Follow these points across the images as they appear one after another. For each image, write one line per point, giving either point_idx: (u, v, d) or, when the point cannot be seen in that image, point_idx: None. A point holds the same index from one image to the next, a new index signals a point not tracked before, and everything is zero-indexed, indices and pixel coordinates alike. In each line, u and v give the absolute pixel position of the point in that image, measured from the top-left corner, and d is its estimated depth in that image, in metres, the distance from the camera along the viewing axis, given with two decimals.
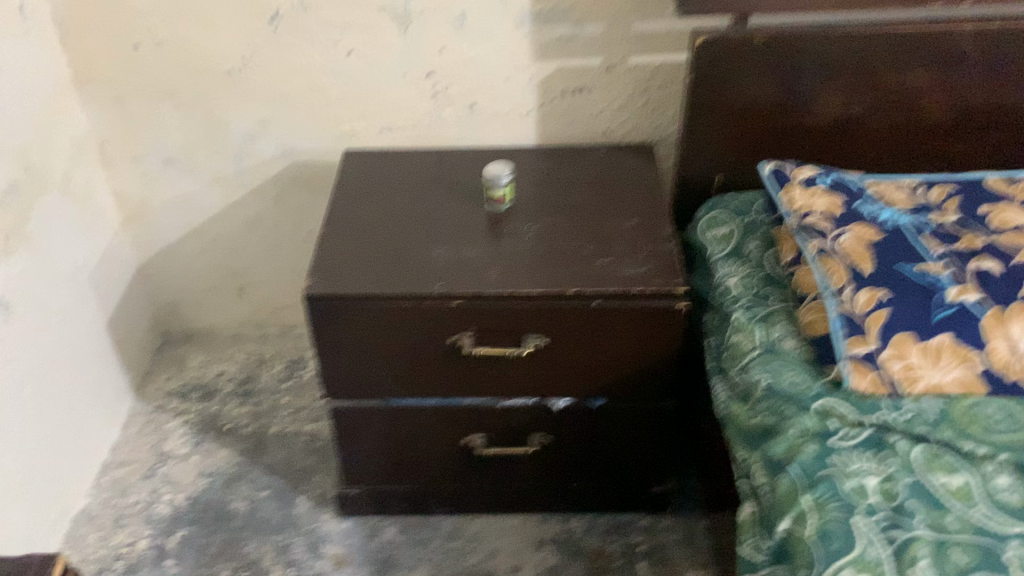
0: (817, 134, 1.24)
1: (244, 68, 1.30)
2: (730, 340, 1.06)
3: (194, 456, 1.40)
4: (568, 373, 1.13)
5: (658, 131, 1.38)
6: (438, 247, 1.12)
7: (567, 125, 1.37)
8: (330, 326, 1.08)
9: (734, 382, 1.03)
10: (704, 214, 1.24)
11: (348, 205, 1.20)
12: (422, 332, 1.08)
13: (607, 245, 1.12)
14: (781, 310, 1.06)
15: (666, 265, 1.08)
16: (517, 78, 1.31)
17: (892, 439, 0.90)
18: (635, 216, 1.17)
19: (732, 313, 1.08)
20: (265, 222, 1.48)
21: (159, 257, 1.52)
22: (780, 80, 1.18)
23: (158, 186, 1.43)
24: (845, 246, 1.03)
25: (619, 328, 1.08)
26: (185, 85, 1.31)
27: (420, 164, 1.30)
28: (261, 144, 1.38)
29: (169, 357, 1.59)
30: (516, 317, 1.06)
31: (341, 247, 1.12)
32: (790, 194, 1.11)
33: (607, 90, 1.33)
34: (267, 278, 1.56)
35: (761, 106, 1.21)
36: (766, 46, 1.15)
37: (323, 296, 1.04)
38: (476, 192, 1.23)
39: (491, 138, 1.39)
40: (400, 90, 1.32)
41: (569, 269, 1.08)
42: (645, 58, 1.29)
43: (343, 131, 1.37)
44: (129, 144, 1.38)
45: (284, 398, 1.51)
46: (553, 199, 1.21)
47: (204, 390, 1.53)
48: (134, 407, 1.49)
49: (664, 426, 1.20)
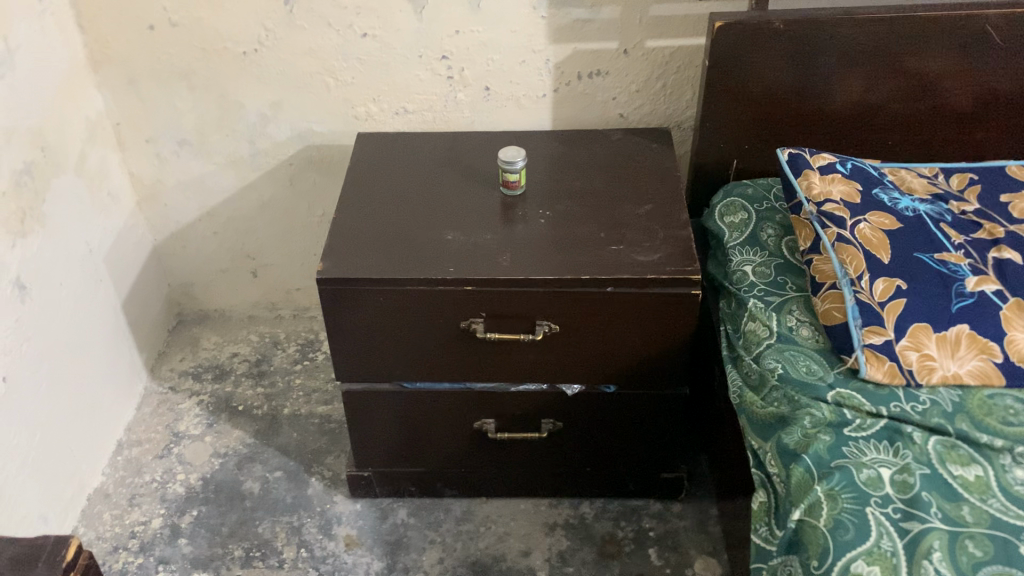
0: (835, 122, 1.23)
1: (258, 49, 1.29)
2: (745, 328, 1.06)
3: (208, 436, 1.41)
4: (581, 359, 1.12)
5: (674, 115, 1.37)
6: (450, 232, 1.11)
7: (581, 109, 1.36)
8: (343, 310, 1.08)
9: (748, 371, 1.03)
10: (720, 200, 1.23)
11: (361, 188, 1.20)
12: (434, 317, 1.08)
13: (621, 231, 1.11)
14: (797, 298, 1.05)
15: (681, 251, 1.07)
16: (532, 62, 1.30)
17: (908, 429, 0.89)
18: (650, 201, 1.16)
19: (746, 301, 1.07)
20: (278, 205, 1.48)
21: (173, 238, 1.52)
22: (799, 65, 1.17)
23: (172, 167, 1.43)
24: (863, 234, 1.02)
25: (632, 314, 1.07)
26: (199, 67, 1.31)
27: (434, 147, 1.30)
28: (274, 127, 1.38)
29: (183, 338, 1.60)
30: (529, 302, 1.06)
31: (354, 230, 1.12)
32: (808, 180, 1.09)
33: (623, 74, 1.32)
34: (281, 259, 1.56)
35: (780, 92, 1.20)
36: (785, 31, 1.14)
37: (336, 281, 1.05)
38: (491, 176, 1.23)
39: (505, 121, 1.38)
40: (414, 73, 1.32)
41: (583, 254, 1.07)
42: (662, 42, 1.28)
43: (357, 114, 1.36)
44: (144, 125, 1.38)
45: (298, 379, 1.52)
46: (567, 184, 1.20)
47: (218, 370, 1.53)
48: (148, 387, 1.50)
49: (677, 413, 1.19)
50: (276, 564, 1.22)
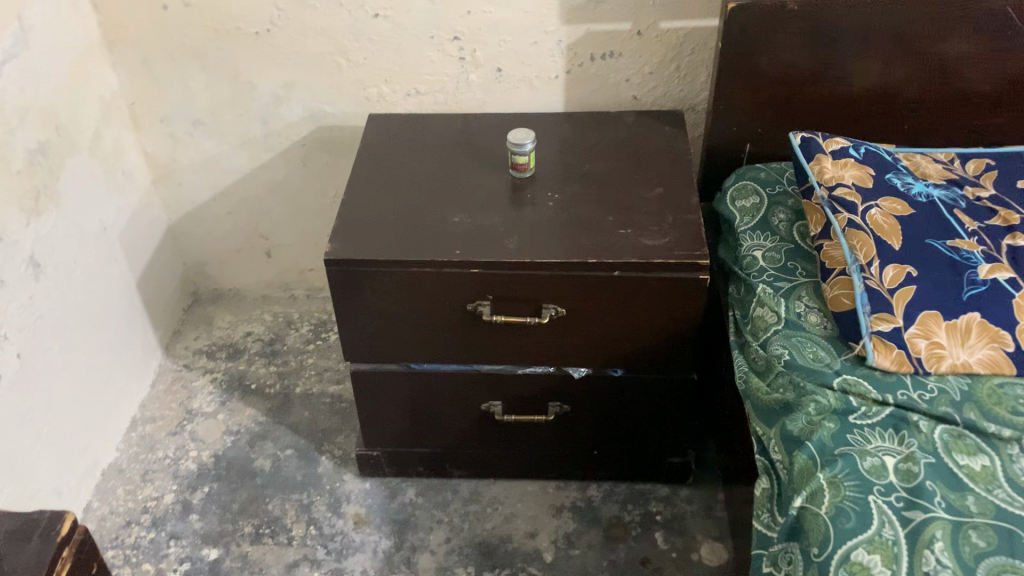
0: (851, 105, 1.21)
1: (270, 29, 1.29)
2: (753, 313, 1.04)
3: (220, 414, 1.42)
4: (588, 342, 1.12)
5: (687, 98, 1.36)
6: (458, 214, 1.12)
7: (594, 90, 1.35)
8: (351, 290, 1.09)
9: (754, 356, 1.01)
10: (732, 183, 1.21)
11: (372, 169, 1.20)
12: (441, 298, 1.09)
13: (630, 215, 1.10)
14: (806, 284, 1.04)
15: (689, 236, 1.07)
16: (544, 42, 1.29)
17: (915, 417, 0.88)
18: (660, 184, 1.15)
19: (755, 286, 1.06)
20: (291, 185, 1.48)
21: (188, 217, 1.53)
22: (815, 48, 1.15)
23: (186, 147, 1.44)
24: (874, 220, 1.00)
25: (638, 298, 1.07)
26: (212, 46, 1.31)
27: (445, 129, 1.29)
28: (287, 107, 1.38)
29: (198, 316, 1.61)
30: (535, 284, 1.06)
31: (364, 211, 1.12)
32: (820, 164, 1.08)
33: (636, 55, 1.31)
34: (295, 239, 1.56)
35: (795, 74, 1.18)
36: (800, 12, 1.12)
37: (344, 262, 1.06)
38: (501, 158, 1.22)
39: (517, 103, 1.37)
40: (426, 53, 1.31)
41: (590, 238, 1.07)
42: (676, 23, 1.27)
43: (369, 95, 1.36)
44: (158, 104, 1.38)
45: (310, 358, 1.52)
46: (578, 166, 1.19)
47: (232, 349, 1.54)
48: (163, 365, 1.51)
49: (684, 398, 1.19)
50: (285, 541, 1.24)
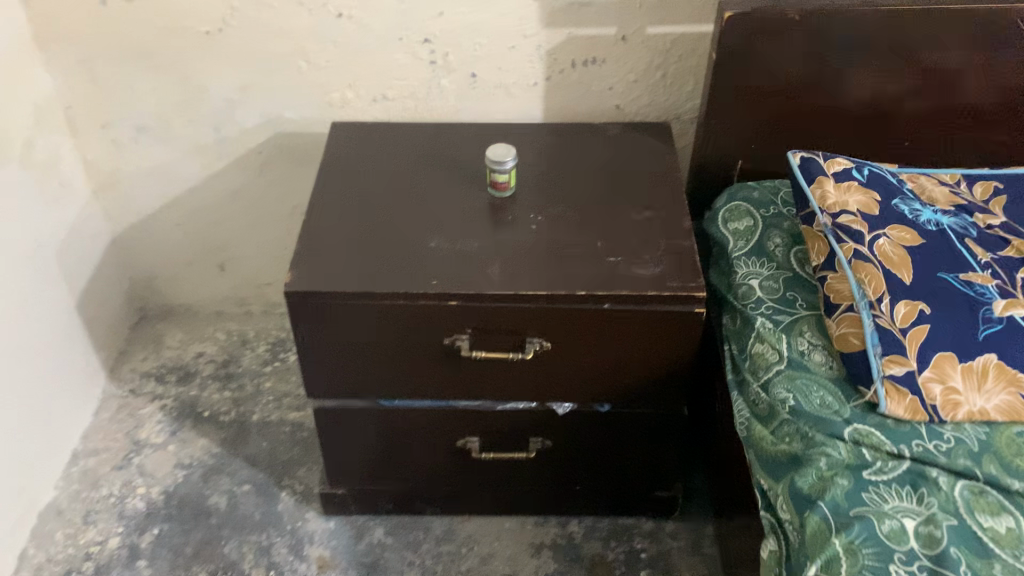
0: (847, 120, 1.14)
1: (223, 29, 1.18)
2: (751, 350, 0.97)
3: (171, 445, 1.32)
4: (573, 377, 1.04)
5: (673, 108, 1.28)
6: (433, 238, 1.03)
7: (576, 98, 1.26)
8: (316, 324, 0.99)
9: (755, 399, 0.94)
10: (723, 203, 1.14)
11: (338, 186, 1.10)
12: (414, 332, 1.00)
13: (618, 240, 1.03)
14: (808, 317, 0.97)
15: (683, 264, 0.99)
16: (522, 47, 1.20)
17: (934, 473, 0.81)
18: (650, 205, 1.08)
19: (753, 320, 0.98)
20: (246, 195, 1.37)
21: (133, 229, 1.40)
22: (812, 59, 1.07)
23: (130, 154, 1.31)
24: (883, 251, 0.93)
25: (629, 331, 0.99)
26: (159, 46, 1.19)
27: (416, 140, 1.19)
28: (242, 112, 1.27)
29: (145, 335, 1.48)
30: (519, 316, 0.98)
31: (329, 235, 1.02)
32: (822, 188, 1.00)
33: (621, 61, 1.22)
34: (250, 253, 1.45)
35: (793, 87, 1.10)
36: (801, 22, 1.04)
37: (308, 294, 0.96)
38: (477, 175, 1.13)
39: (493, 111, 1.28)
40: (394, 57, 1.21)
41: (577, 267, 0.99)
42: (663, 28, 1.19)
43: (332, 100, 1.26)
44: (98, 109, 1.26)
45: (268, 382, 1.41)
46: (561, 185, 1.11)
47: (183, 372, 1.43)
48: (107, 390, 1.39)
49: (674, 432, 1.12)
50: None
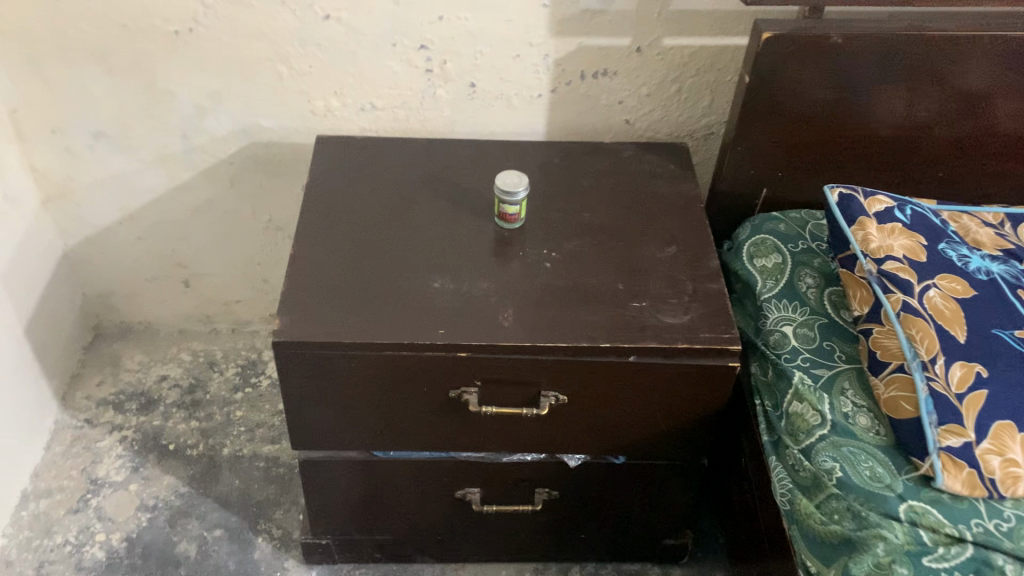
0: (880, 150, 1.05)
1: (193, 28, 1.05)
2: (789, 409, 0.89)
3: (133, 484, 1.20)
4: (588, 431, 0.95)
5: (687, 124, 1.18)
6: (438, 278, 0.92)
7: (582, 113, 1.16)
8: (307, 375, 0.89)
9: (797, 467, 0.87)
10: (747, 236, 1.05)
11: (328, 214, 0.99)
12: (416, 384, 0.90)
13: (641, 283, 0.93)
14: (849, 372, 0.89)
15: (714, 312, 0.91)
16: (527, 56, 1.09)
17: (999, 560, 0.74)
18: (673, 241, 0.99)
19: (789, 374, 0.90)
20: (216, 208, 1.24)
21: (88, 243, 1.27)
22: (850, 86, 0.98)
23: (86, 162, 1.18)
24: (933, 304, 0.86)
25: (654, 385, 0.91)
26: (119, 46, 1.06)
27: (410, 159, 1.08)
28: (212, 120, 1.14)
29: (102, 356, 1.35)
30: (534, 369, 0.89)
31: (321, 273, 0.91)
32: (864, 230, 0.92)
33: (633, 74, 1.12)
34: (218, 269, 1.32)
35: (826, 114, 1.01)
36: (843, 46, 0.95)
37: (300, 344, 0.85)
38: (481, 202, 1.02)
39: (492, 124, 1.17)
40: (385, 64, 1.09)
41: (598, 315, 0.90)
42: (681, 40, 1.09)
43: (315, 108, 1.14)
44: (49, 113, 1.12)
45: (238, 411, 1.30)
46: (574, 215, 1.01)
47: (144, 399, 1.30)
48: (60, 420, 1.26)
49: (691, 483, 1.03)
50: None
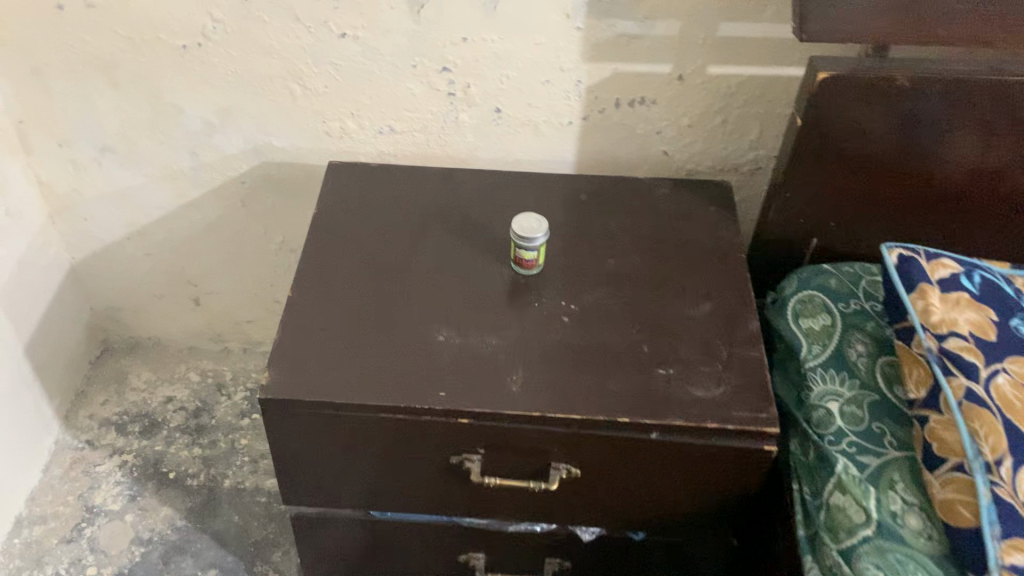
0: (950, 206, 0.93)
1: (202, 44, 0.98)
2: (830, 501, 0.79)
3: (129, 514, 1.14)
4: (603, 506, 0.87)
5: (731, 158, 1.08)
6: (442, 330, 0.84)
7: (615, 143, 1.07)
8: (296, 433, 0.82)
9: (835, 569, 0.77)
10: (793, 291, 0.95)
11: (331, 252, 0.91)
12: (414, 449, 0.82)
13: (670, 346, 0.84)
14: (900, 462, 0.79)
15: (749, 384, 0.81)
16: (557, 82, 1.00)
17: None
18: (708, 296, 0.89)
19: (832, 460, 0.81)
20: (226, 227, 1.18)
21: (96, 258, 1.22)
22: (918, 134, 0.87)
23: (91, 176, 1.12)
24: (1002, 394, 0.75)
25: (678, 464, 0.81)
26: (125, 59, 1.00)
27: (425, 190, 1.00)
28: (222, 137, 1.08)
29: (108, 372, 1.30)
30: (544, 441, 0.80)
31: (317, 320, 0.84)
32: (925, 299, 0.81)
33: (674, 104, 1.02)
34: (228, 287, 1.26)
35: (888, 162, 0.90)
36: (911, 90, 0.84)
37: (287, 402, 0.78)
38: (498, 242, 0.94)
39: (518, 152, 1.08)
40: (404, 85, 1.01)
41: (618, 382, 0.81)
42: (728, 68, 0.98)
43: (330, 129, 1.06)
44: (53, 125, 1.06)
45: (243, 439, 1.24)
46: (599, 262, 0.92)
47: (147, 421, 1.25)
48: (61, 440, 1.21)
49: (716, 563, 0.94)
50: None
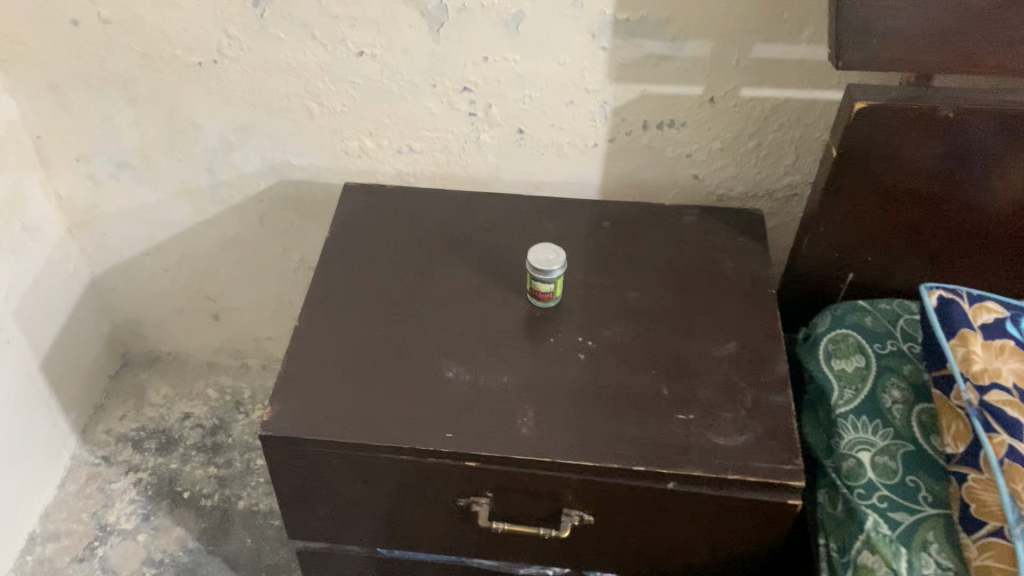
0: (997, 241, 0.87)
1: (219, 60, 0.96)
2: (857, 560, 0.74)
3: (142, 534, 1.13)
4: (616, 553, 0.83)
5: (765, 182, 1.03)
6: (453, 366, 0.81)
7: (643, 166, 1.02)
8: (299, 471, 0.79)
9: None
10: (825, 329, 0.90)
11: (342, 280, 0.88)
12: (421, 490, 0.79)
13: (691, 388, 0.80)
14: (935, 521, 0.74)
15: (775, 433, 0.76)
16: (583, 103, 0.96)
17: None
18: (733, 334, 0.84)
19: (860, 515, 0.75)
20: (245, 244, 1.16)
21: (116, 272, 1.20)
22: (964, 167, 0.81)
23: (109, 192, 1.10)
24: None
25: (696, 515, 0.77)
26: (142, 75, 0.98)
27: (443, 214, 0.97)
28: (240, 155, 1.05)
29: (127, 387, 1.30)
30: (554, 487, 0.77)
31: (323, 353, 0.81)
32: (966, 346, 0.76)
33: (704, 127, 0.98)
34: (248, 304, 1.24)
35: (931, 196, 0.84)
36: (956, 121, 0.78)
37: (289, 441, 0.76)
38: (515, 271, 0.90)
39: (541, 175, 1.04)
40: (424, 104, 0.98)
41: (634, 426, 0.76)
42: (762, 91, 0.93)
43: (348, 149, 1.03)
44: (71, 141, 1.05)
45: (259, 459, 1.22)
46: (619, 295, 0.88)
47: (164, 438, 1.24)
48: (77, 456, 1.21)
49: None
50: None
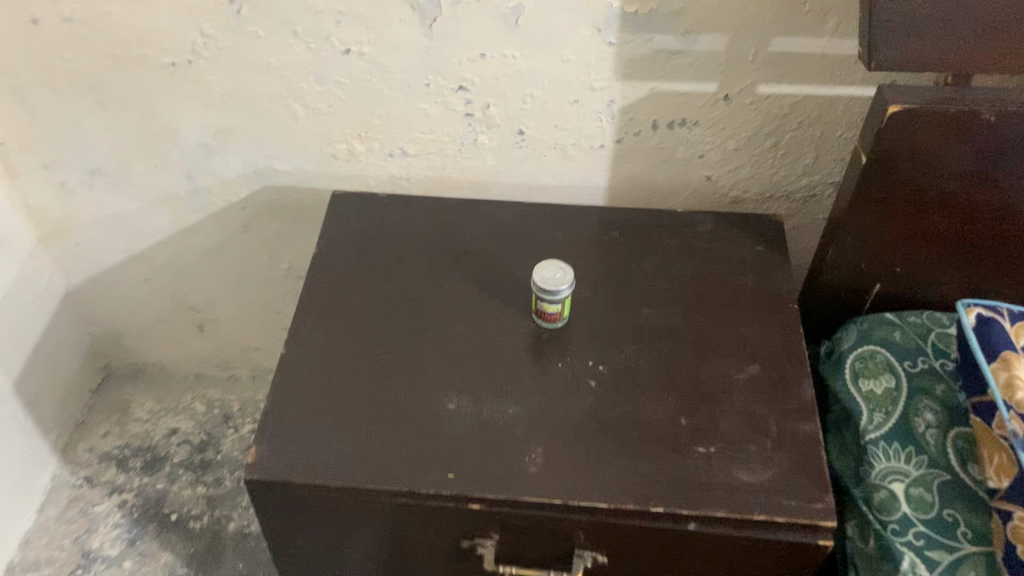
0: None
1: (193, 60, 0.88)
2: None
3: (127, 560, 1.08)
4: None
5: (782, 183, 0.96)
6: (453, 396, 0.75)
7: (652, 168, 0.96)
8: (289, 513, 0.73)
9: None
10: (852, 347, 0.84)
11: (332, 301, 0.82)
12: (421, 533, 0.73)
13: (712, 418, 0.74)
14: (976, 560, 0.69)
15: (804, 467, 0.70)
16: (588, 102, 0.89)
17: None
18: (755, 355, 0.78)
19: (895, 554, 0.70)
20: (228, 252, 1.10)
21: (93, 283, 1.14)
22: (1003, 173, 0.75)
23: (82, 202, 1.03)
24: None
25: (718, 555, 0.72)
26: (112, 77, 0.90)
27: (438, 225, 0.91)
28: (221, 161, 0.99)
29: (110, 402, 1.25)
30: (565, 529, 0.71)
31: (313, 385, 0.75)
32: (1009, 370, 0.70)
33: (718, 126, 0.91)
34: (235, 312, 1.18)
35: (967, 203, 0.78)
36: (997, 125, 0.71)
37: (276, 484, 0.69)
38: (517, 288, 0.84)
39: (542, 177, 0.98)
40: (416, 105, 0.91)
41: (651, 462, 0.70)
42: (781, 87, 0.87)
43: (336, 152, 0.97)
44: (36, 148, 0.97)
45: None
46: (630, 312, 0.82)
47: (150, 456, 1.19)
48: (57, 478, 1.15)
49: None
50: None
